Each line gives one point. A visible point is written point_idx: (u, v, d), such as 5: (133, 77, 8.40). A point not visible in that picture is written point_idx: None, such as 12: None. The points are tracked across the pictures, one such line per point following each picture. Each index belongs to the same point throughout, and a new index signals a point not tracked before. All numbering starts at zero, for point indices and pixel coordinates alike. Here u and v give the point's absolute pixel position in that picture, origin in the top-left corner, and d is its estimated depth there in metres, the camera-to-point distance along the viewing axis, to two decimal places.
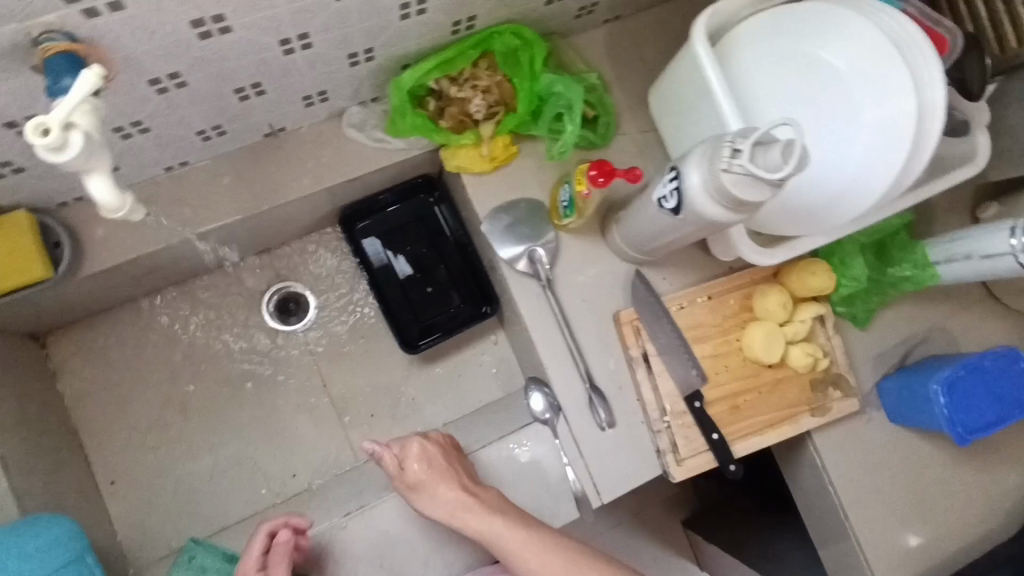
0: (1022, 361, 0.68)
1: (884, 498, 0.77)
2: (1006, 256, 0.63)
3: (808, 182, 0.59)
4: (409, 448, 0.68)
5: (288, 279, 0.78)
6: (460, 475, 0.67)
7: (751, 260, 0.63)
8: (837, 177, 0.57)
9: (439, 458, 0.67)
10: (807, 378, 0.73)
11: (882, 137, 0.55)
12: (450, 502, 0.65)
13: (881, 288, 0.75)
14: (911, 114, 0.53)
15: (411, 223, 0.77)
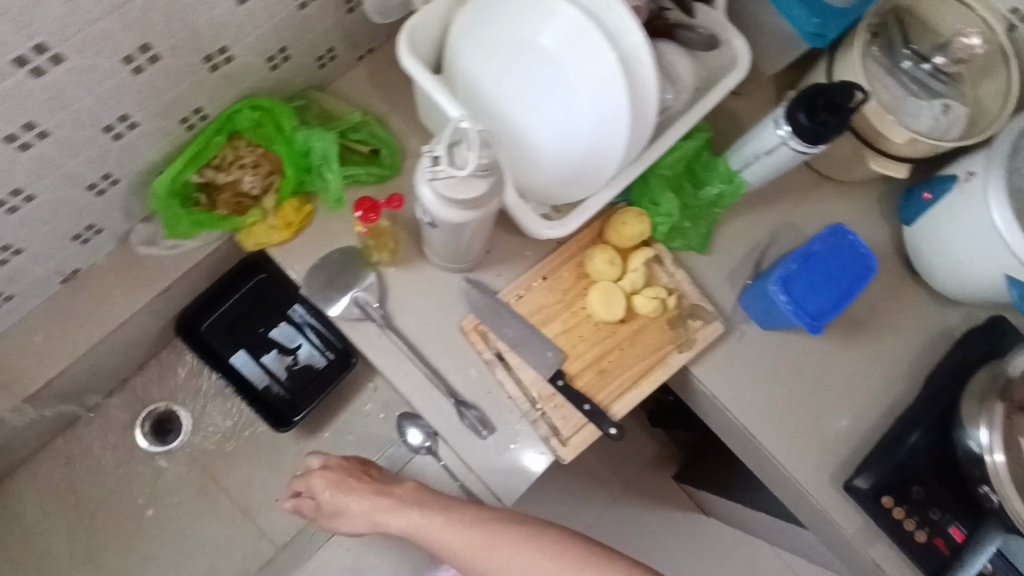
0: (847, 234, 0.70)
1: (782, 403, 0.78)
2: (782, 145, 0.64)
3: (563, 152, 0.62)
4: (314, 476, 0.78)
5: (156, 401, 0.86)
6: (370, 484, 0.77)
7: (546, 234, 0.65)
8: (583, 141, 0.61)
9: (343, 478, 0.77)
10: (664, 320, 0.75)
11: (602, 95, 0.58)
12: (370, 509, 0.74)
13: (706, 211, 0.76)
14: (617, 67, 0.57)
15: (258, 306, 0.80)
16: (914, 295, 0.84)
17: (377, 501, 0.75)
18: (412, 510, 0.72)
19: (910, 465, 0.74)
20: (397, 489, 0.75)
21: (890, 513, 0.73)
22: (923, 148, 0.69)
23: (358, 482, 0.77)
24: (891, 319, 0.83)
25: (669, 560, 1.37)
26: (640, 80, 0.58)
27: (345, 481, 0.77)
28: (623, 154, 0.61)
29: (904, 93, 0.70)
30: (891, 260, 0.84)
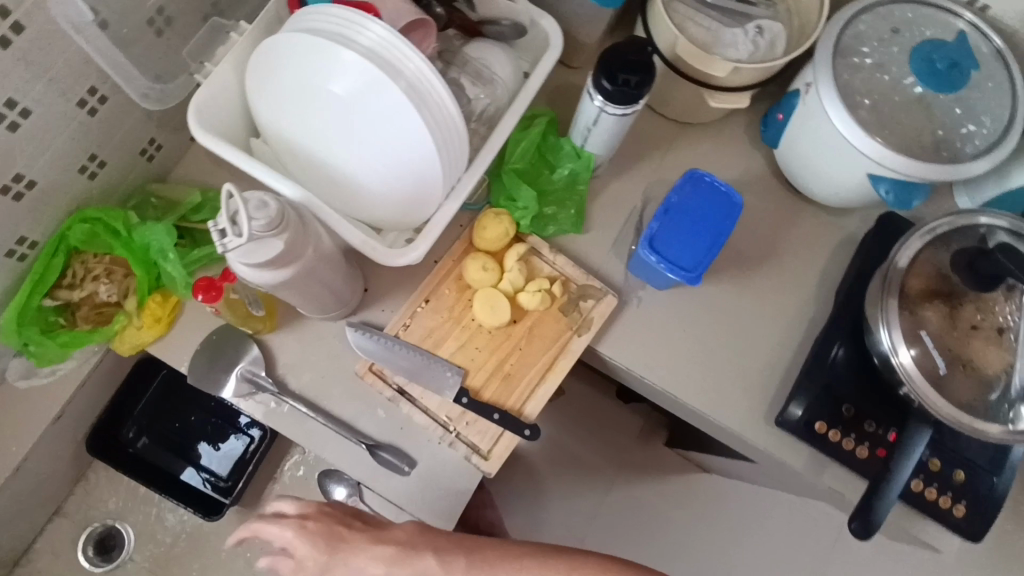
0: (703, 177, 0.70)
1: (699, 355, 0.77)
2: (600, 113, 0.64)
3: (386, 183, 0.64)
4: (294, 538, 0.67)
5: (91, 525, 0.97)
6: (366, 530, 0.66)
7: (387, 259, 0.64)
8: (399, 168, 0.63)
9: (330, 528, 0.67)
10: (555, 309, 0.74)
11: (401, 123, 0.60)
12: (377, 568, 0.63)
13: (568, 192, 0.76)
14: (405, 94, 0.58)
15: (176, 401, 0.83)
16: (806, 213, 0.83)
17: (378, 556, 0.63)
18: (424, 555, 0.62)
19: (834, 384, 0.73)
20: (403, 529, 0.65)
21: (826, 437, 0.72)
22: (752, 74, 0.69)
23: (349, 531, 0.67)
24: (788, 243, 0.82)
25: None
26: (434, 99, 0.60)
27: (331, 538, 0.66)
28: (444, 168, 0.63)
29: (719, 26, 0.70)
30: (774, 185, 0.83)
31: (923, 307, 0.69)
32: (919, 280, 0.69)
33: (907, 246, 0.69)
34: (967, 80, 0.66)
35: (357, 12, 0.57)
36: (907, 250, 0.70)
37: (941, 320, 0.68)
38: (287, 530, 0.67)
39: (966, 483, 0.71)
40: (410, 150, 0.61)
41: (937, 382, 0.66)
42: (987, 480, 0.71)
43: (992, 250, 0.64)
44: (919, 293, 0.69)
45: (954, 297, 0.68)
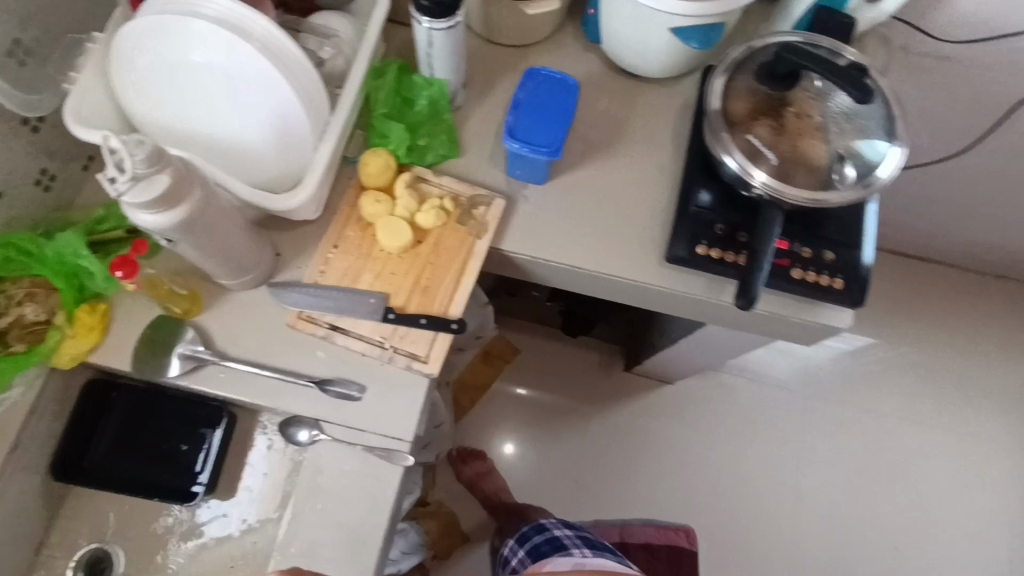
0: (540, 71, 0.81)
1: (589, 228, 0.86)
2: (432, 33, 0.75)
3: (262, 138, 0.72)
4: None
5: None
6: None
7: (277, 205, 0.72)
8: (269, 122, 0.71)
9: None
10: (452, 222, 0.82)
11: (260, 79, 0.68)
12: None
13: (436, 122, 0.86)
14: (255, 49, 0.66)
15: (132, 415, 0.82)
16: (649, 89, 0.93)
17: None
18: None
19: (706, 213, 0.82)
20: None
21: (708, 257, 0.81)
22: None
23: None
24: (641, 116, 0.92)
25: (651, 436, 1.53)
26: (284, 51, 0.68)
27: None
28: (308, 113, 0.71)
29: None
30: (614, 74, 0.94)
31: (753, 124, 0.79)
32: (741, 104, 0.80)
33: (719, 81, 0.80)
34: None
35: None
36: (720, 84, 0.80)
37: (769, 131, 0.79)
38: None
39: (836, 260, 0.80)
40: (274, 101, 0.70)
41: (780, 176, 0.76)
42: (851, 254, 0.80)
43: (782, 54, 0.76)
44: (745, 115, 0.79)
45: (776, 107, 0.79)
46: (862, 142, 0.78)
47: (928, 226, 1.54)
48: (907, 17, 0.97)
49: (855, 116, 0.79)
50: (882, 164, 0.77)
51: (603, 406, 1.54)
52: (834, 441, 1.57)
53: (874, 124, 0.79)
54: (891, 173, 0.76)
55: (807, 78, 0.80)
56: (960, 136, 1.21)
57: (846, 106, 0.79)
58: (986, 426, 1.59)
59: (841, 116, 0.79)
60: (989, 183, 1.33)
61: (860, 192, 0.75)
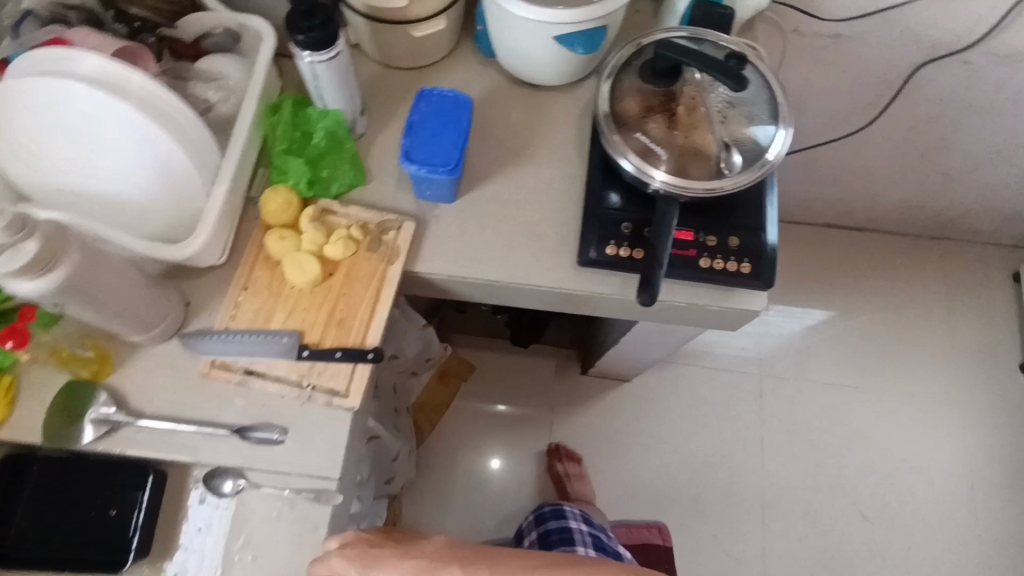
0: (432, 91, 0.81)
1: (503, 240, 0.86)
2: (316, 66, 0.75)
3: (147, 192, 0.71)
4: (339, 553, 0.68)
5: None
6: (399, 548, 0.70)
7: (170, 256, 0.70)
8: (155, 179, 0.70)
9: (369, 548, 0.69)
10: (363, 251, 0.82)
11: (139, 134, 0.67)
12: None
13: (338, 152, 0.84)
14: (131, 106, 0.65)
15: (52, 487, 0.78)
16: (549, 97, 0.94)
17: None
18: (451, 566, 0.67)
19: (614, 214, 0.83)
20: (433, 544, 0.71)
21: (617, 255, 0.82)
22: None
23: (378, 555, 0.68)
24: (545, 124, 0.93)
25: (614, 436, 1.54)
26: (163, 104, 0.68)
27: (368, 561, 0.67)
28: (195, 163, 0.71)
29: None
30: (514, 86, 0.95)
31: (645, 121, 0.80)
32: (632, 103, 0.81)
33: (608, 83, 0.82)
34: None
35: (67, 50, 0.64)
36: (608, 88, 0.82)
37: (661, 126, 0.80)
38: (332, 544, 0.70)
39: (741, 245, 0.81)
40: (156, 154, 0.69)
41: (675, 169, 0.77)
42: (756, 237, 0.81)
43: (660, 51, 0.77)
44: (636, 113, 0.81)
45: (665, 104, 0.81)
46: (752, 128, 0.80)
47: (856, 198, 1.58)
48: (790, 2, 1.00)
49: (741, 103, 0.81)
50: (772, 147, 0.79)
51: (565, 412, 1.54)
52: (796, 419, 1.59)
53: (760, 109, 0.81)
54: (780, 155, 0.78)
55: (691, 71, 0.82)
56: (865, 108, 1.24)
57: (732, 95, 0.81)
58: (939, 386, 1.62)
59: (728, 104, 0.81)
60: (903, 150, 1.37)
61: (755, 176, 0.77)
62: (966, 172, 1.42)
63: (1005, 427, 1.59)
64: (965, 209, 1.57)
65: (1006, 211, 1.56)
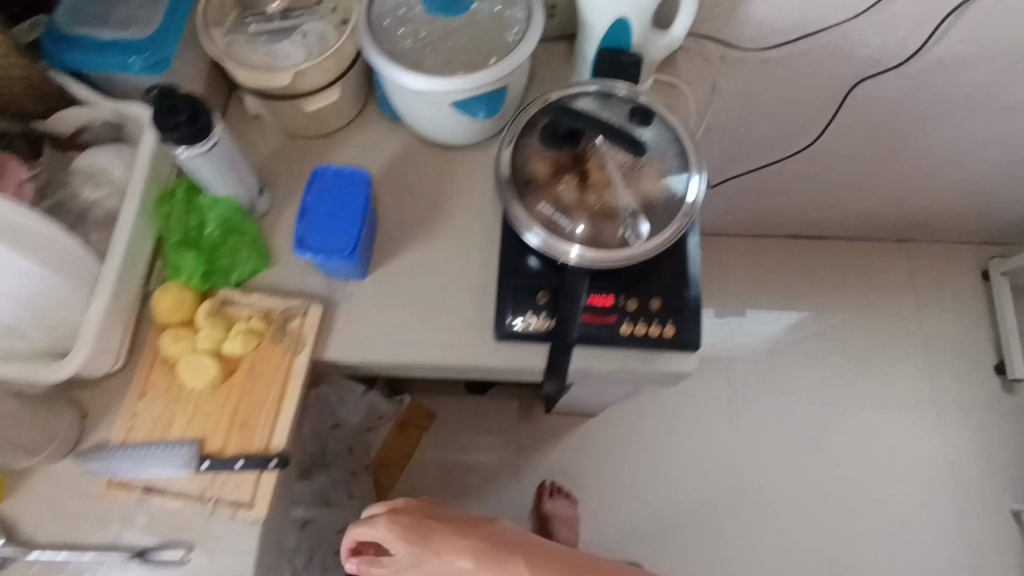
0: (327, 168, 0.76)
1: (417, 315, 0.82)
2: (195, 159, 0.70)
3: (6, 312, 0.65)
4: (388, 529, 0.78)
5: None
6: (446, 525, 0.79)
7: (46, 378, 0.68)
8: (15, 300, 0.65)
9: (417, 523, 0.79)
10: (266, 342, 0.78)
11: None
12: (467, 560, 0.75)
13: (237, 237, 0.80)
14: None
15: None
16: (461, 155, 0.89)
17: (468, 560, 0.76)
18: (505, 556, 0.75)
19: (531, 280, 0.79)
20: (496, 527, 0.80)
21: (534, 329, 0.77)
22: (321, 70, 0.76)
23: (431, 527, 0.78)
24: (457, 185, 0.88)
25: (583, 473, 1.49)
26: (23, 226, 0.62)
27: (417, 533, 0.78)
28: (66, 280, 0.67)
29: (272, 43, 0.76)
30: (423, 146, 0.90)
31: (556, 184, 0.76)
32: (541, 164, 0.77)
33: (511, 150, 0.77)
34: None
35: None
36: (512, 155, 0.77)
37: (573, 188, 0.76)
38: (381, 518, 0.79)
39: (663, 306, 0.78)
40: (18, 279, 0.63)
41: (587, 239, 0.73)
42: (678, 296, 0.78)
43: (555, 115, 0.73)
44: (547, 175, 0.76)
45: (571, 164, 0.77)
46: (665, 179, 0.77)
47: (815, 210, 1.53)
48: (710, 31, 0.95)
49: (650, 154, 0.77)
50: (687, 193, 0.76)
51: (531, 452, 1.50)
52: (772, 441, 1.53)
53: (670, 158, 0.78)
54: (693, 208, 0.75)
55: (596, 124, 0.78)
56: (806, 128, 1.19)
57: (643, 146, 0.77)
58: (917, 394, 1.57)
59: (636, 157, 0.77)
60: (855, 162, 1.31)
61: (671, 234, 0.74)
62: (924, 178, 1.36)
63: (988, 433, 1.54)
64: (929, 212, 1.51)
65: (972, 211, 1.50)
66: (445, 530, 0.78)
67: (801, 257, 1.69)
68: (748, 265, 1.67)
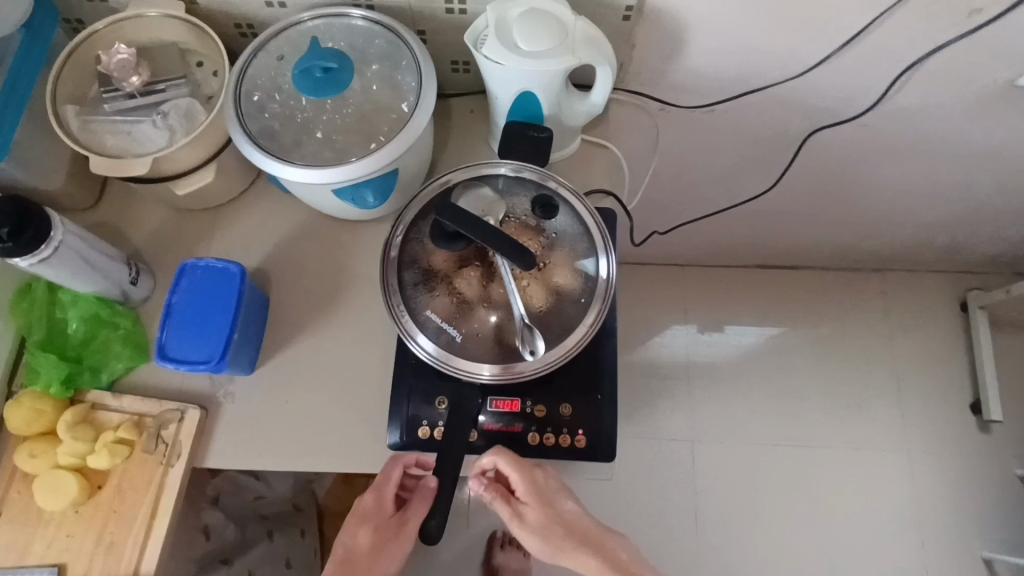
0: (197, 263, 0.68)
1: (307, 415, 0.74)
2: (36, 267, 0.63)
3: None
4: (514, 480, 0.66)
5: None
6: (570, 510, 0.66)
7: None
8: None
9: (544, 489, 0.66)
10: (138, 454, 0.71)
11: None
12: (587, 564, 0.62)
13: (107, 334, 0.73)
14: None
15: None
16: (362, 230, 0.81)
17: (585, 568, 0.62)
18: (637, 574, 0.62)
19: (429, 381, 0.71)
20: (621, 555, 0.64)
21: (431, 438, 0.70)
22: (187, 153, 0.69)
23: (556, 503, 0.66)
24: (357, 263, 0.80)
25: None
26: None
27: (546, 496, 0.66)
28: None
29: (130, 122, 0.69)
30: (321, 219, 0.81)
31: (456, 278, 0.68)
32: (440, 254, 0.68)
33: (405, 241, 0.69)
34: (351, 76, 0.66)
35: None
36: (406, 247, 0.69)
37: (475, 282, 0.67)
38: (505, 466, 0.67)
39: (575, 413, 0.70)
40: None
41: (489, 346, 0.66)
42: (591, 401, 0.71)
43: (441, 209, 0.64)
44: (447, 266, 0.68)
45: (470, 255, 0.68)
46: (575, 262, 0.69)
47: (781, 242, 1.43)
48: (641, 83, 0.86)
49: (556, 247, 0.69)
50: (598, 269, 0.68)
51: None
52: (734, 486, 1.43)
53: (581, 239, 0.69)
54: (609, 291, 0.67)
55: (497, 211, 0.68)
56: (764, 170, 1.09)
57: (548, 227, 0.69)
58: (892, 436, 1.47)
59: (542, 250, 0.68)
60: (822, 201, 1.20)
61: (576, 344, 0.66)
62: (897, 213, 1.25)
63: (966, 477, 1.44)
64: (900, 244, 1.42)
65: (945, 243, 1.41)
66: (571, 531, 0.64)
67: (772, 288, 1.59)
68: (711, 295, 1.58)
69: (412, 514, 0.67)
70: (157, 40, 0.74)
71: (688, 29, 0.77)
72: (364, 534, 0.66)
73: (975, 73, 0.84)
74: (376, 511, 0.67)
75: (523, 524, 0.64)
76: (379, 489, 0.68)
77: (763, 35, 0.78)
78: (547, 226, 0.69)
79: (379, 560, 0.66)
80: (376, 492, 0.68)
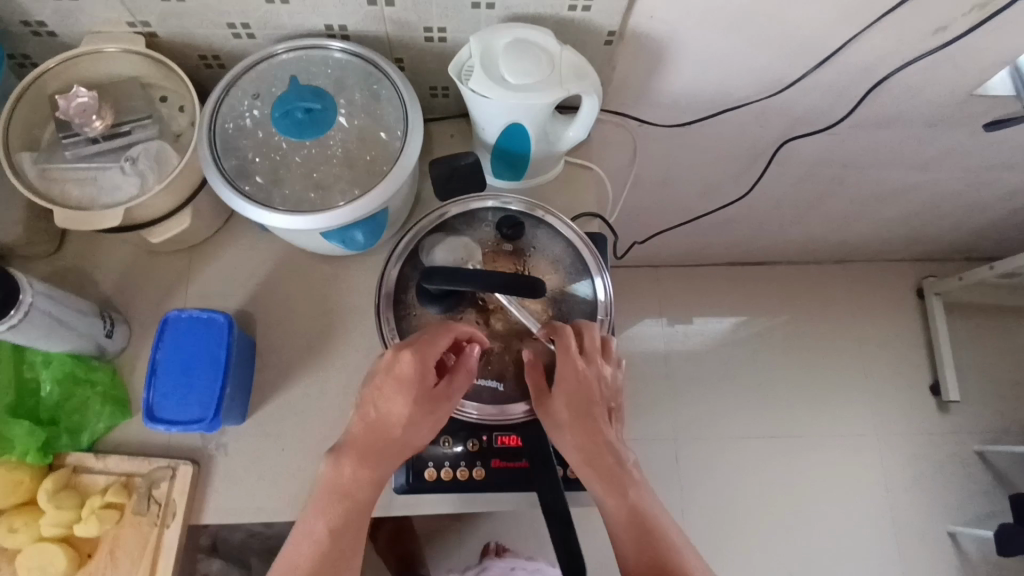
0: (182, 316, 0.65)
1: (302, 463, 0.71)
2: (5, 334, 0.59)
3: None
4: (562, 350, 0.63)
5: None
6: (599, 404, 0.63)
7: None
8: None
9: (585, 371, 0.63)
10: (130, 516, 0.67)
11: None
12: (586, 464, 0.61)
13: (85, 393, 0.69)
14: None
15: None
16: (347, 264, 0.78)
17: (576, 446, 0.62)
18: (629, 486, 0.60)
19: None
20: (632, 495, 0.59)
21: (438, 480, 0.68)
22: (161, 200, 0.65)
23: (591, 389, 0.63)
24: (344, 299, 0.77)
25: None
26: None
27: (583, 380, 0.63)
28: None
29: (97, 170, 0.65)
30: (303, 256, 0.78)
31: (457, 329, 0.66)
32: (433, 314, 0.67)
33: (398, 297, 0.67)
34: (334, 116, 0.64)
35: None
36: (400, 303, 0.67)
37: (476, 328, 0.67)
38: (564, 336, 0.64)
39: None
40: None
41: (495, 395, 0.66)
42: None
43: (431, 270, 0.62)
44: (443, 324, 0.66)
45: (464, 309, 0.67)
46: (569, 285, 0.69)
47: (749, 240, 1.46)
48: (621, 101, 0.86)
49: (540, 263, 0.70)
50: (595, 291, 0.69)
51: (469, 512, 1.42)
52: (715, 480, 1.47)
53: (567, 262, 0.70)
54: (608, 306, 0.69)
55: (477, 255, 0.68)
56: (736, 177, 1.10)
57: (535, 255, 0.70)
58: (859, 421, 1.54)
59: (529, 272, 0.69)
60: (789, 202, 1.23)
61: None
62: (859, 211, 1.29)
63: (928, 456, 1.52)
64: (861, 237, 1.47)
65: (901, 235, 1.47)
66: (587, 416, 0.62)
67: (741, 285, 1.63)
68: (684, 295, 1.61)
69: (457, 389, 0.62)
70: (119, 75, 0.70)
71: (669, 51, 0.78)
72: (398, 404, 0.60)
73: (938, 87, 0.87)
74: (418, 383, 0.60)
75: (540, 408, 0.63)
76: (424, 358, 0.60)
77: (745, 55, 0.79)
78: (524, 247, 0.70)
79: (411, 430, 0.61)
80: (421, 361, 0.60)
